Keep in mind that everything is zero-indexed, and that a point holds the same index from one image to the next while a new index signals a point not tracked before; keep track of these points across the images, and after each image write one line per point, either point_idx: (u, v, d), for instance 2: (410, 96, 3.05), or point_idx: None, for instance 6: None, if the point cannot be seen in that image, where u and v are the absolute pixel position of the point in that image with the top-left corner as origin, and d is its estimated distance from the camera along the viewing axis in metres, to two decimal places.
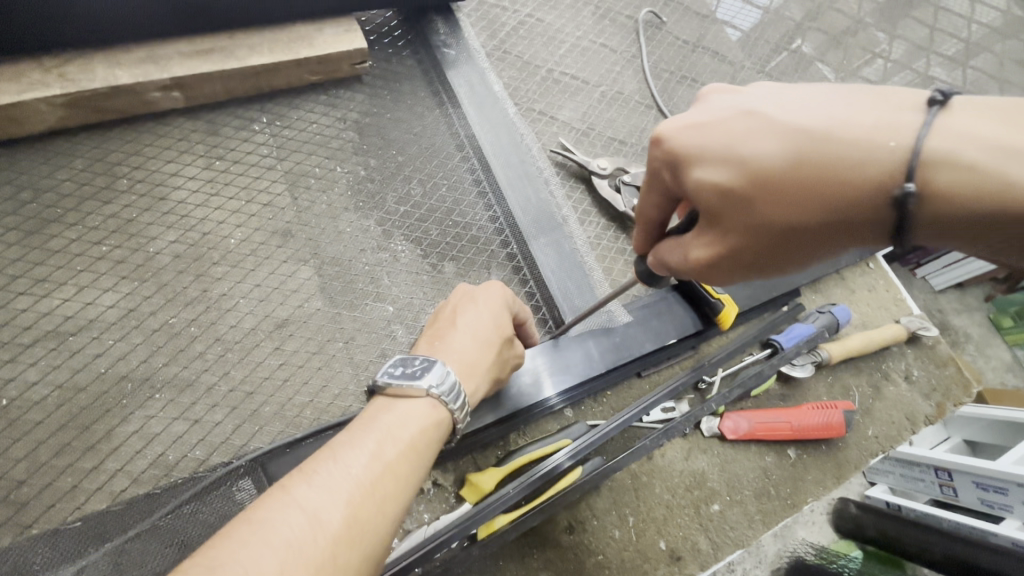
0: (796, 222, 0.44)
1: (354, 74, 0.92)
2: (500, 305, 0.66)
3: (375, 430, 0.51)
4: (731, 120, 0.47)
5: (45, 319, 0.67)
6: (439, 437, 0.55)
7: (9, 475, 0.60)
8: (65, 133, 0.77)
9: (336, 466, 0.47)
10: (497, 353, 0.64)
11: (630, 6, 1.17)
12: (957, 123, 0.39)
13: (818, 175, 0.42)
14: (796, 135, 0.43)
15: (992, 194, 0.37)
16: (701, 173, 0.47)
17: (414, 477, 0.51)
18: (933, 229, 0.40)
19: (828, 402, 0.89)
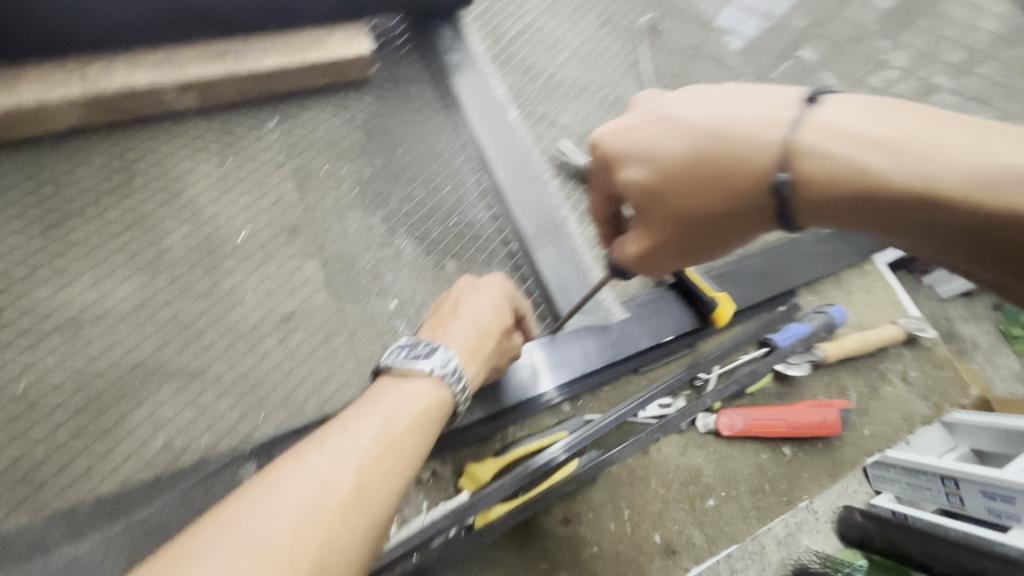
0: (703, 213, 0.49)
1: (362, 78, 0.95)
2: (501, 296, 0.68)
3: (381, 404, 0.54)
4: (648, 120, 0.52)
5: (64, 308, 0.70)
6: (442, 415, 0.57)
7: (26, 457, 0.62)
8: (85, 132, 0.80)
9: (345, 436, 0.50)
10: (498, 342, 0.66)
11: (632, 13, 1.20)
12: (824, 118, 0.44)
13: (719, 169, 0.47)
14: (700, 133, 0.48)
15: (849, 180, 0.42)
16: (626, 173, 0.52)
17: (419, 449, 0.54)
18: (814, 211, 0.45)
19: (824, 401, 0.90)
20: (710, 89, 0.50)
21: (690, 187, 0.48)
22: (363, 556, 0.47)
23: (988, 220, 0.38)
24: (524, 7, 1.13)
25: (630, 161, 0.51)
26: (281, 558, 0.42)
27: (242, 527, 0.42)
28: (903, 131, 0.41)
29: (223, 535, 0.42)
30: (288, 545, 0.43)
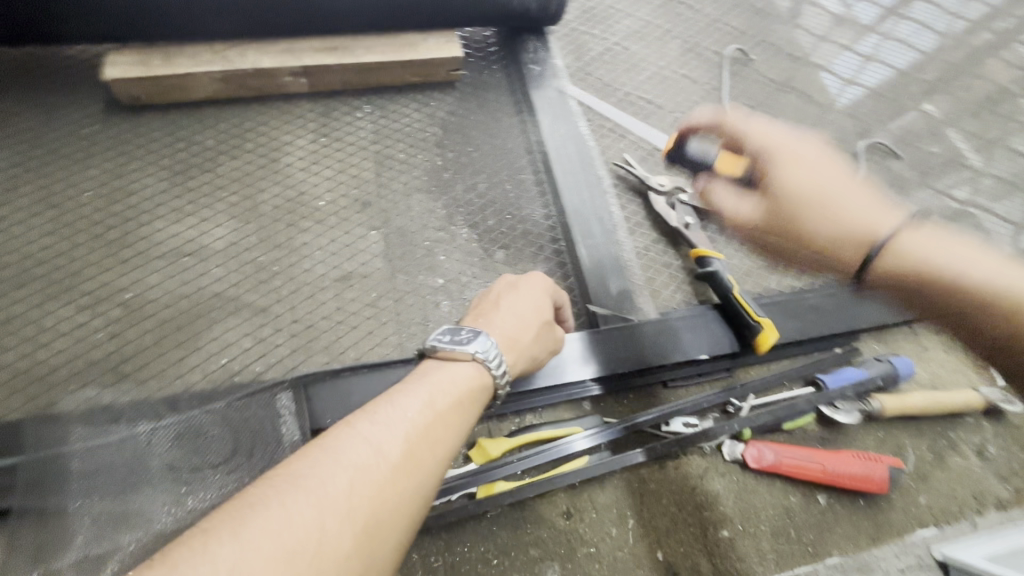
0: (796, 240, 0.66)
1: (449, 80, 1.05)
2: (540, 289, 0.70)
3: (427, 383, 0.54)
4: (806, 155, 0.66)
5: (172, 239, 0.84)
6: (483, 399, 0.58)
7: (120, 351, 0.75)
8: (216, 101, 0.96)
9: (394, 409, 0.51)
10: (537, 333, 0.66)
11: (718, 42, 1.22)
12: (910, 242, 0.62)
13: (818, 229, 0.64)
14: (852, 180, 0.65)
15: (915, 274, 0.62)
16: (782, 181, 0.65)
17: (460, 427, 0.54)
18: (881, 285, 0.65)
19: (874, 454, 0.82)
20: (823, 164, 0.65)
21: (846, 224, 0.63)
22: (409, 522, 0.48)
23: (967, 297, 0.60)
24: (610, 30, 1.19)
25: (811, 168, 0.65)
26: (339, 515, 0.43)
27: (304, 484, 0.43)
28: (939, 240, 0.62)
29: (283, 488, 0.43)
30: (345, 504, 0.44)
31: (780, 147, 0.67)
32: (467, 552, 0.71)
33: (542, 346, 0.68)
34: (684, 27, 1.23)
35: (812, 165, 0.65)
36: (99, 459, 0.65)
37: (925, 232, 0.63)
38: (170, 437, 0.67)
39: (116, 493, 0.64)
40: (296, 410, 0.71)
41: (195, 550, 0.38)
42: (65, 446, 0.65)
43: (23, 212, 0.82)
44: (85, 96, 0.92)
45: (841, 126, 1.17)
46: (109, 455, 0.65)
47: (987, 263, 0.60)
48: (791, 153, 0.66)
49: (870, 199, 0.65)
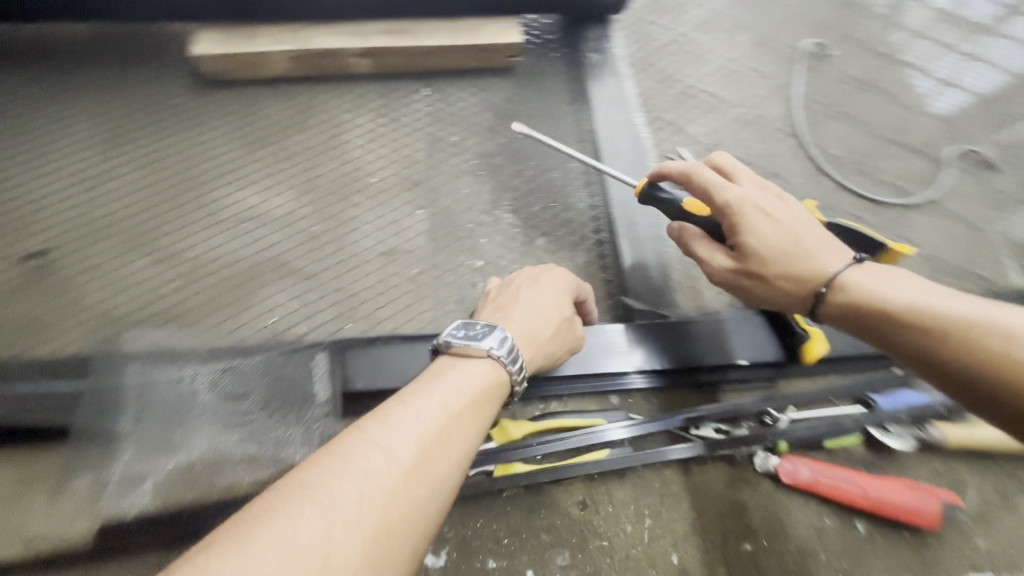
0: (761, 293, 0.66)
1: (508, 66, 1.06)
2: (558, 284, 0.70)
3: (440, 383, 0.52)
4: (761, 201, 0.65)
5: (236, 204, 0.91)
6: (499, 396, 0.56)
7: (183, 302, 0.82)
8: (287, 79, 1.02)
9: (406, 412, 0.48)
10: (557, 329, 0.66)
11: (795, 36, 1.15)
12: (865, 279, 0.61)
13: (780, 277, 0.64)
14: (810, 225, 0.65)
15: (872, 314, 0.59)
16: (740, 235, 0.65)
17: (475, 428, 0.52)
18: (844, 326, 0.63)
19: (926, 486, 0.75)
20: (776, 210, 0.65)
21: (806, 269, 0.63)
22: (425, 531, 0.45)
23: (937, 337, 0.55)
24: (678, 21, 1.15)
25: (771, 217, 0.64)
26: (349, 524, 0.40)
27: (313, 493, 0.41)
28: (897, 279, 0.60)
29: (290, 498, 0.40)
30: (355, 512, 0.41)
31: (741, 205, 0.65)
32: (479, 528, 0.72)
33: (563, 341, 0.67)
34: (759, 19, 1.17)
35: (766, 211, 0.65)
36: (151, 395, 0.72)
37: (881, 271, 0.62)
38: (215, 382, 0.74)
39: (160, 426, 0.70)
40: (331, 371, 0.75)
41: (199, 567, 0.36)
42: (125, 379, 0.72)
43: (114, 170, 0.91)
44: (174, 69, 1.01)
45: (930, 131, 1.07)
46: (161, 392, 0.72)
47: (955, 303, 0.56)
48: (755, 206, 0.65)
49: (825, 240, 0.64)
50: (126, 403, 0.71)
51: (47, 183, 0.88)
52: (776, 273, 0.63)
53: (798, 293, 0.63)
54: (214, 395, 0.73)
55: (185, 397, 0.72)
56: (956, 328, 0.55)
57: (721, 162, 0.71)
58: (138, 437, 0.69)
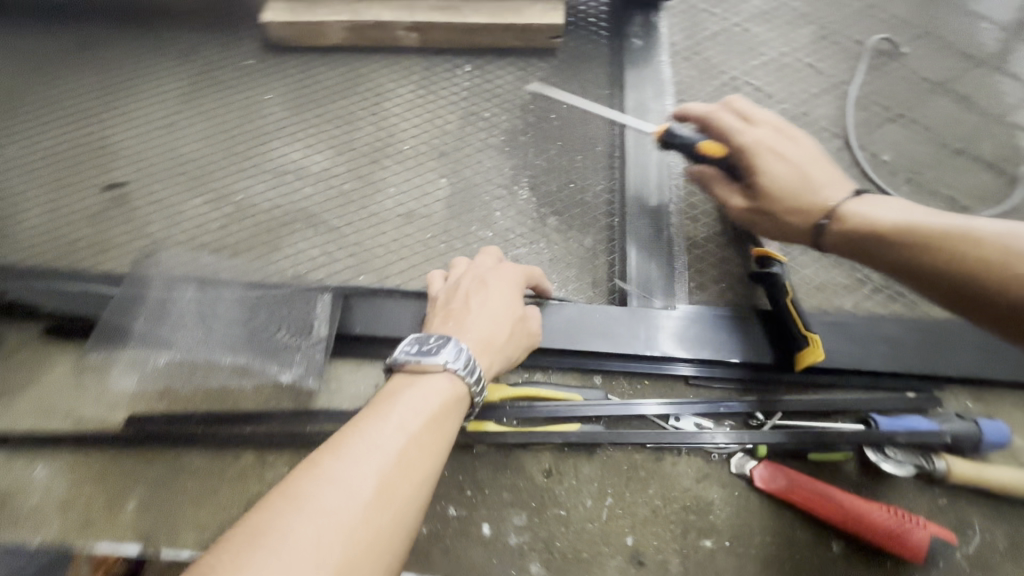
0: (773, 228, 0.73)
1: (549, 47, 1.08)
2: (505, 278, 0.69)
3: (399, 404, 0.52)
4: (773, 143, 0.73)
5: (281, 157, 1.00)
6: (461, 409, 0.57)
7: (223, 238, 0.92)
8: (342, 49, 1.11)
9: (363, 441, 0.48)
10: (513, 330, 0.66)
11: (865, 31, 1.07)
12: (862, 205, 0.68)
13: (790, 210, 0.71)
14: (818, 161, 0.72)
15: (869, 234, 0.66)
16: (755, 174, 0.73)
17: (437, 446, 0.52)
18: (846, 251, 0.69)
19: (916, 517, 0.70)
20: (788, 148, 0.73)
21: (814, 202, 0.70)
22: (392, 558, 0.46)
23: (931, 244, 0.61)
24: (734, 10, 1.11)
25: (784, 157, 0.72)
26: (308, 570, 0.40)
27: (268, 542, 0.41)
28: (891, 205, 0.67)
29: (243, 549, 0.41)
30: (312, 560, 0.41)
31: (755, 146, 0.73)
32: (447, 477, 0.76)
33: (523, 339, 0.68)
34: (826, 11, 1.09)
35: (779, 150, 0.72)
36: (183, 310, 0.83)
37: (878, 198, 0.69)
38: (236, 308, 0.83)
39: (188, 337, 0.81)
40: (332, 311, 0.82)
41: None
42: (164, 294, 0.83)
43: (188, 119, 1.04)
44: (249, 34, 1.13)
45: (1009, 143, 0.96)
46: (190, 308, 0.83)
47: (937, 217, 0.63)
48: (767, 147, 0.73)
49: (830, 174, 0.72)
50: (161, 313, 0.82)
51: (133, 127, 1.03)
52: (786, 207, 0.71)
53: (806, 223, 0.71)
54: (234, 318, 0.83)
55: (210, 316, 0.82)
56: (935, 239, 0.61)
57: (734, 104, 0.77)
58: (170, 342, 0.81)
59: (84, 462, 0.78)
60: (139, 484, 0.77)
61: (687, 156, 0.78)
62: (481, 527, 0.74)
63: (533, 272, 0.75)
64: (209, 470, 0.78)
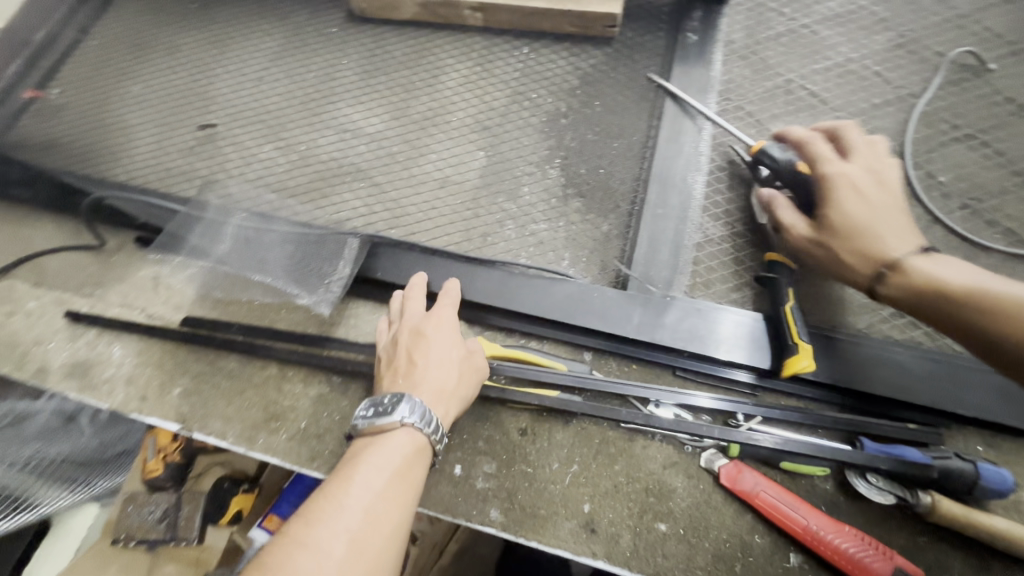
0: (831, 260, 0.74)
1: (604, 36, 1.11)
2: (434, 320, 0.78)
3: (362, 468, 0.63)
4: (856, 180, 0.75)
5: (344, 117, 1.12)
6: (424, 457, 0.67)
7: (284, 181, 1.05)
8: (414, 23, 1.20)
9: (333, 507, 0.59)
10: (461, 370, 0.75)
11: (949, 42, 0.99)
12: (933, 262, 0.68)
13: (856, 246, 0.72)
14: (897, 210, 0.73)
15: (934, 290, 0.65)
16: (831, 203, 0.74)
17: (404, 497, 0.62)
18: (905, 305, 0.68)
19: (885, 547, 0.68)
20: (870, 189, 0.74)
21: (883, 244, 0.70)
22: None
23: (1002, 312, 0.60)
24: (805, 11, 1.07)
25: (864, 194, 0.74)
26: None
27: None
28: (963, 267, 0.66)
29: None
30: None
31: (841, 178, 0.75)
32: None
33: (479, 371, 0.77)
34: (908, 18, 1.03)
35: (860, 188, 0.74)
36: (240, 234, 0.95)
37: (949, 260, 0.68)
38: (281, 238, 0.94)
39: (240, 257, 0.93)
40: (359, 254, 0.93)
41: None
42: (224, 219, 0.97)
43: (273, 75, 1.18)
44: (337, 4, 1.25)
45: None
46: (245, 233, 0.95)
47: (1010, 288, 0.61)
48: (851, 182, 0.75)
49: (907, 227, 0.72)
50: (224, 234, 0.95)
51: (230, 79, 1.18)
52: (853, 242, 0.72)
53: (867, 263, 0.71)
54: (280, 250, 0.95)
55: (261, 243, 0.94)
56: (1009, 308, 0.60)
57: (845, 133, 0.80)
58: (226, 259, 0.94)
59: (146, 349, 0.94)
60: (187, 375, 0.91)
61: (777, 172, 0.83)
62: (454, 468, 0.80)
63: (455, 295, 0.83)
64: (240, 374, 0.91)
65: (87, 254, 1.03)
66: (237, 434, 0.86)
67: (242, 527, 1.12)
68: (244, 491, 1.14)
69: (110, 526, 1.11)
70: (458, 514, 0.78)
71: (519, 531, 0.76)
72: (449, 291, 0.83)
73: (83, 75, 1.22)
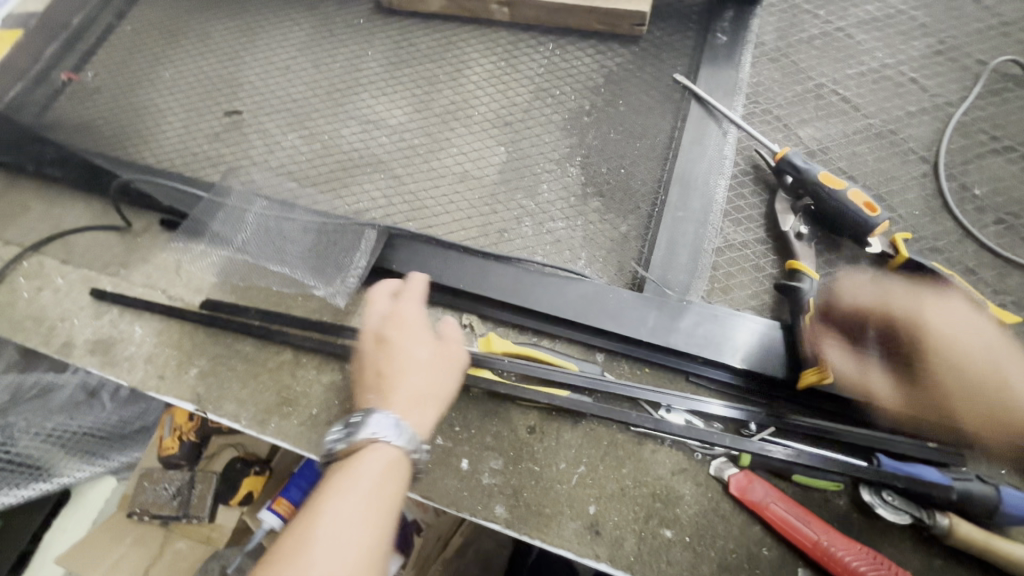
0: (955, 420, 0.70)
1: (632, 34, 1.10)
2: (399, 323, 0.74)
3: (334, 494, 0.55)
4: (950, 324, 0.69)
5: (368, 108, 1.12)
6: (404, 472, 0.61)
7: (306, 169, 1.07)
8: (441, 17, 1.20)
9: (302, 545, 0.51)
10: (432, 369, 0.70)
11: (991, 50, 0.96)
12: None
13: (983, 409, 0.67)
14: (1000, 343, 0.67)
15: None
16: (936, 368, 0.68)
17: (385, 518, 0.55)
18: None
19: (898, 568, 0.66)
20: (971, 335, 0.68)
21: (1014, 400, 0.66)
22: None
23: None
24: (841, 14, 1.04)
25: (968, 346, 0.67)
26: None
27: None
28: None
29: None
30: None
31: (945, 336, 0.68)
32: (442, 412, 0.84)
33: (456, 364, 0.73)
34: (950, 25, 0.99)
35: (961, 334, 0.68)
36: (261, 220, 0.96)
37: None
38: (301, 227, 0.96)
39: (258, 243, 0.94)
40: (377, 245, 0.93)
41: None
42: (246, 205, 0.98)
43: (300, 65, 1.19)
44: None
45: None
46: (267, 219, 0.96)
47: None
48: (946, 328, 0.69)
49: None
50: (244, 220, 0.96)
51: (258, 67, 1.20)
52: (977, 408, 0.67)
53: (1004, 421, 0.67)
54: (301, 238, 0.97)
55: (282, 231, 0.95)
56: None
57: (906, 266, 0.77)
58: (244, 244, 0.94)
59: (167, 329, 0.96)
60: (204, 356, 0.93)
61: (800, 183, 0.83)
62: (461, 462, 0.81)
63: (419, 295, 0.78)
64: (255, 358, 0.92)
65: (114, 234, 1.06)
66: (250, 417, 0.88)
67: (252, 507, 1.12)
68: (255, 473, 1.12)
69: (127, 501, 1.14)
70: (463, 508, 0.78)
71: (523, 528, 0.76)
72: (410, 290, 0.79)
73: (118, 59, 1.25)
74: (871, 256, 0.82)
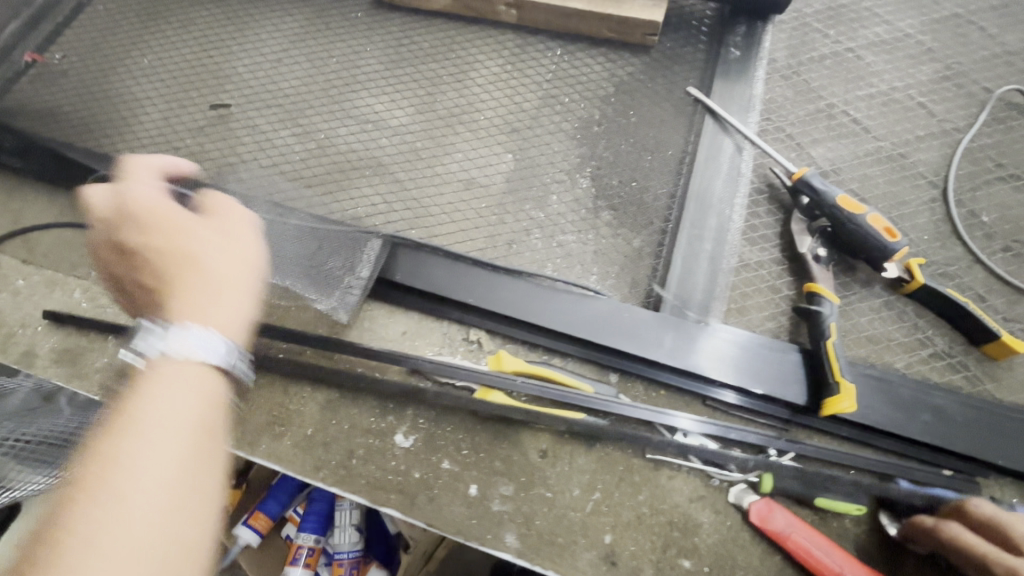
0: None
1: (643, 44, 1.07)
2: (136, 215, 0.55)
3: (129, 431, 0.41)
4: None
5: (366, 107, 1.06)
6: (217, 379, 0.48)
7: (300, 170, 1.00)
8: (445, 15, 1.15)
9: (102, 511, 0.38)
10: (201, 249, 0.54)
11: (996, 78, 0.98)
12: None
13: None
14: None
15: None
16: None
17: (213, 437, 0.45)
18: None
19: None
20: None
21: None
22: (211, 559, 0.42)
23: None
24: (851, 34, 1.04)
25: None
26: None
27: None
28: None
29: None
30: None
31: None
32: (448, 433, 0.80)
33: (242, 230, 0.58)
34: (956, 51, 1.01)
35: None
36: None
37: None
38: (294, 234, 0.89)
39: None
40: (379, 256, 0.88)
41: None
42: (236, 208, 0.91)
43: (292, 58, 1.12)
44: None
45: None
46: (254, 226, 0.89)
47: None
48: None
49: None
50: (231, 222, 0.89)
51: (247, 58, 1.13)
52: None
53: None
54: None
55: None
56: None
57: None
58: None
59: None
60: None
61: (817, 204, 0.82)
62: (469, 487, 0.77)
63: (149, 182, 0.59)
64: None
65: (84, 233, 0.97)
66: (238, 437, 0.81)
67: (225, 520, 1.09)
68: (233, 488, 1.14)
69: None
70: (471, 537, 0.74)
71: (536, 558, 0.72)
72: (133, 177, 0.60)
73: (89, 40, 1.15)
74: (885, 279, 0.82)
